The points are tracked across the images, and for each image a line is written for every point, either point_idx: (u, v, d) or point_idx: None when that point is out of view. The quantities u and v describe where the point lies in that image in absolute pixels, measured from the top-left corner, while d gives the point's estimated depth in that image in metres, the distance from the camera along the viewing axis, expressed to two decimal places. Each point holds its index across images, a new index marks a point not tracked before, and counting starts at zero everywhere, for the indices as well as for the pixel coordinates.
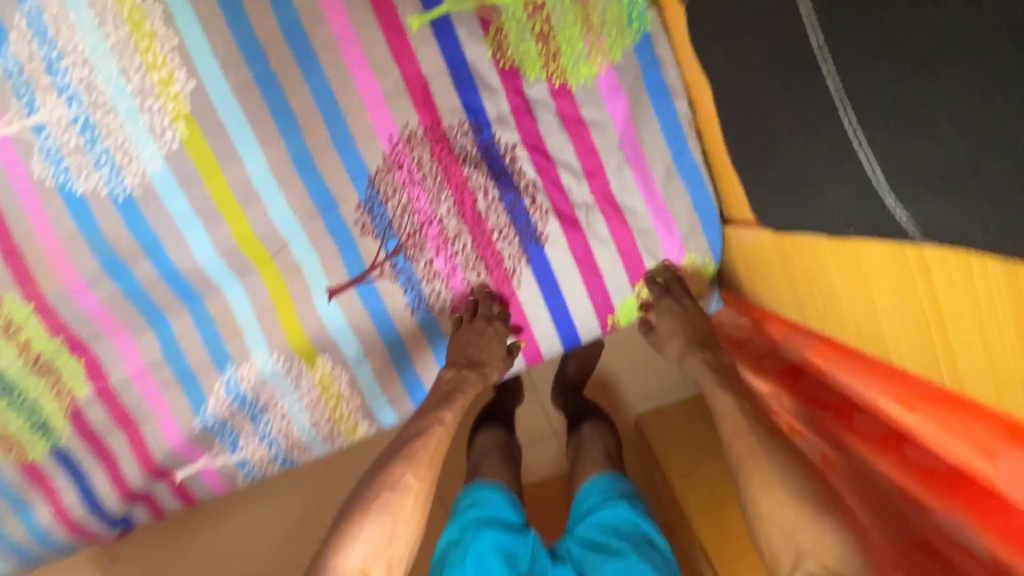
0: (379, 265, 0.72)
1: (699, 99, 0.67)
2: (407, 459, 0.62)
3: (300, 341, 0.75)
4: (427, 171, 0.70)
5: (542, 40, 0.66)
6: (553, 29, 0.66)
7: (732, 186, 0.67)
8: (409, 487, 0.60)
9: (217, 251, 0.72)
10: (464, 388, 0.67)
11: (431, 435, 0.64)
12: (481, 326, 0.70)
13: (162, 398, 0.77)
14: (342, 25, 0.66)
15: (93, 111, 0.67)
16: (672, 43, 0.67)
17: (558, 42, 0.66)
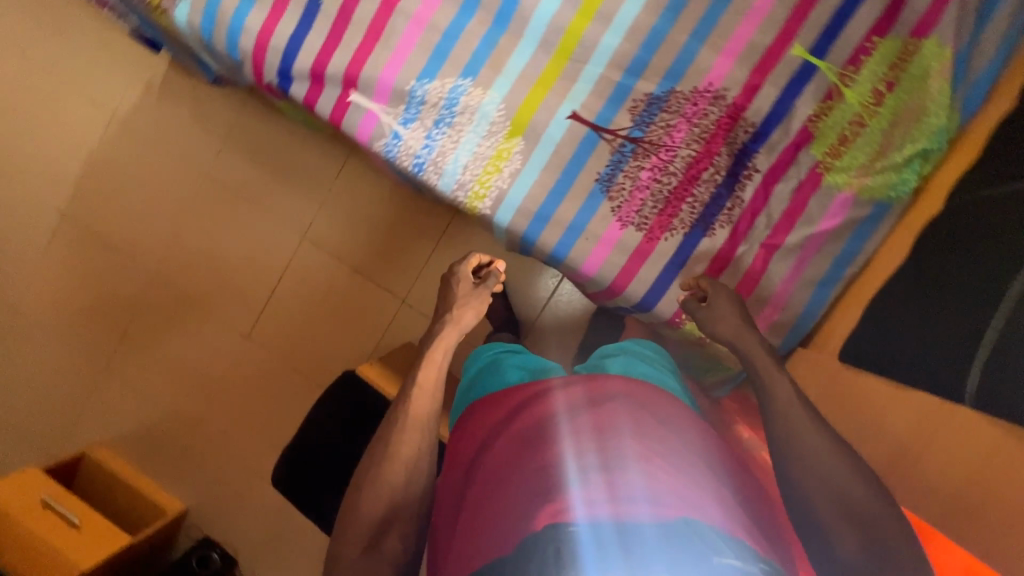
0: (615, 135, 0.88)
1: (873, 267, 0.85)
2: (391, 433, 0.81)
3: (523, 117, 0.89)
4: (704, 124, 0.87)
5: (840, 141, 0.86)
6: (852, 142, 0.85)
7: (834, 328, 0.86)
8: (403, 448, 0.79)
9: (551, 19, 0.87)
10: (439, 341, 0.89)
11: (416, 405, 0.82)
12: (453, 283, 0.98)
13: (411, 46, 0.89)
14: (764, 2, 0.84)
15: None
16: (895, 225, 0.86)
17: (845, 151, 0.86)
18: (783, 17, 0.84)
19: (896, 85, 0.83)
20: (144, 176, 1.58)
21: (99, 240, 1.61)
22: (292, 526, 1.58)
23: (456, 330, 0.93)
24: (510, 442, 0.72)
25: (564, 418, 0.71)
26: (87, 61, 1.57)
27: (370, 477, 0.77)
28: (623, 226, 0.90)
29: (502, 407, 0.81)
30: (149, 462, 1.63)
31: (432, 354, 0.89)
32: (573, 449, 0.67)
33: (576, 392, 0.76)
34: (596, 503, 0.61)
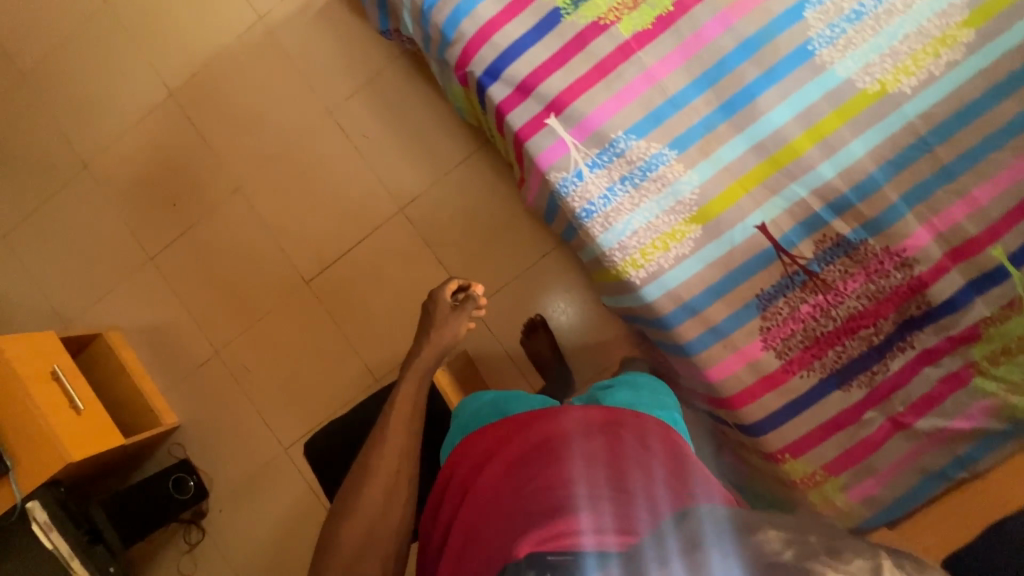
0: (794, 260, 0.87)
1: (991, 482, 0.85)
2: (366, 466, 0.87)
3: (712, 209, 0.87)
4: (882, 284, 0.86)
5: (1004, 349, 0.84)
6: (1016, 355, 0.83)
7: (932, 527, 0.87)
8: (383, 470, 0.87)
9: (776, 129, 0.86)
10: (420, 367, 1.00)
11: (393, 427, 0.91)
12: (434, 308, 1.08)
13: (631, 98, 0.87)
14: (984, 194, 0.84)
15: (871, 15, 0.84)
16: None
17: (1006, 361, 0.84)
18: (996, 215, 0.83)
19: None
20: (265, 87, 1.53)
21: (194, 133, 1.56)
22: (270, 480, 1.53)
23: (433, 350, 1.03)
24: (521, 466, 0.77)
25: (573, 449, 0.76)
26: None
27: (349, 503, 0.84)
28: (765, 348, 0.88)
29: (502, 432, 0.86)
30: (156, 363, 1.56)
31: (410, 379, 0.98)
32: (583, 478, 0.71)
33: (588, 424, 0.81)
34: (604, 530, 0.64)
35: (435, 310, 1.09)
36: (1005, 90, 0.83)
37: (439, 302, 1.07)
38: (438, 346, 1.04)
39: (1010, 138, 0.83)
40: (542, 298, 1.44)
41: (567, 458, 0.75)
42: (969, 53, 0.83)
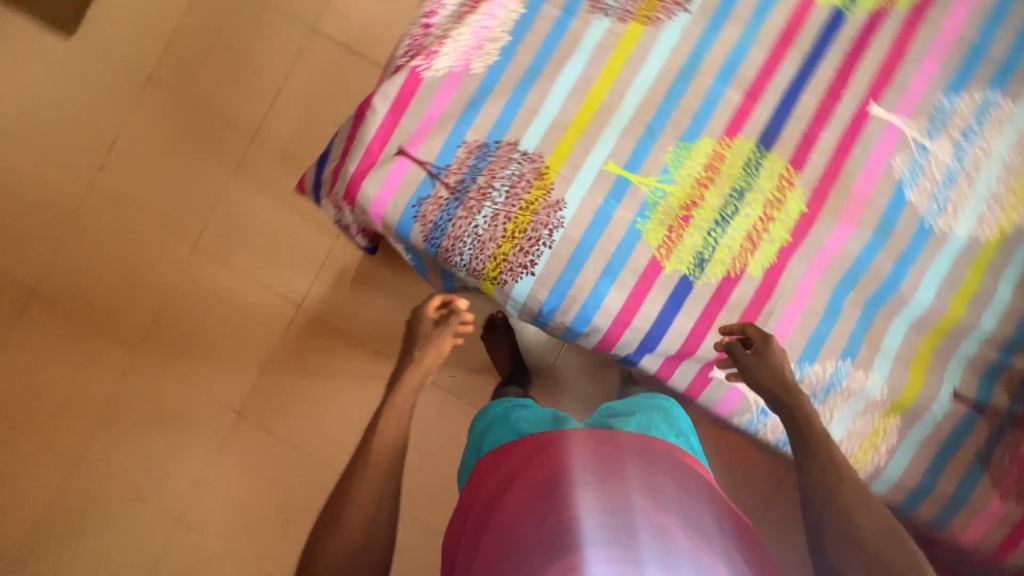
0: (994, 411, 0.90)
1: None
2: (357, 483, 0.76)
3: (906, 397, 0.90)
4: None
5: None
6: None
7: None
8: (373, 476, 0.76)
9: (927, 304, 0.89)
10: (407, 376, 0.92)
11: (383, 437, 0.81)
12: (420, 331, 0.97)
13: (789, 331, 0.89)
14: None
15: (961, 173, 0.89)
16: None
17: None
18: None
19: None
20: (330, 365, 1.49)
21: (279, 440, 1.49)
22: None
23: (419, 369, 0.93)
24: (524, 493, 0.68)
25: (582, 476, 0.68)
26: (281, 242, 1.49)
27: (338, 517, 0.74)
28: (1004, 499, 0.90)
29: (507, 454, 0.77)
30: None
31: (402, 389, 0.89)
32: (593, 503, 0.64)
33: (588, 445, 0.73)
34: (621, 565, 0.58)
35: (422, 334, 0.97)
36: None
37: (423, 319, 0.98)
38: (424, 366, 0.94)
39: None
40: None
41: (572, 478, 0.67)
42: None
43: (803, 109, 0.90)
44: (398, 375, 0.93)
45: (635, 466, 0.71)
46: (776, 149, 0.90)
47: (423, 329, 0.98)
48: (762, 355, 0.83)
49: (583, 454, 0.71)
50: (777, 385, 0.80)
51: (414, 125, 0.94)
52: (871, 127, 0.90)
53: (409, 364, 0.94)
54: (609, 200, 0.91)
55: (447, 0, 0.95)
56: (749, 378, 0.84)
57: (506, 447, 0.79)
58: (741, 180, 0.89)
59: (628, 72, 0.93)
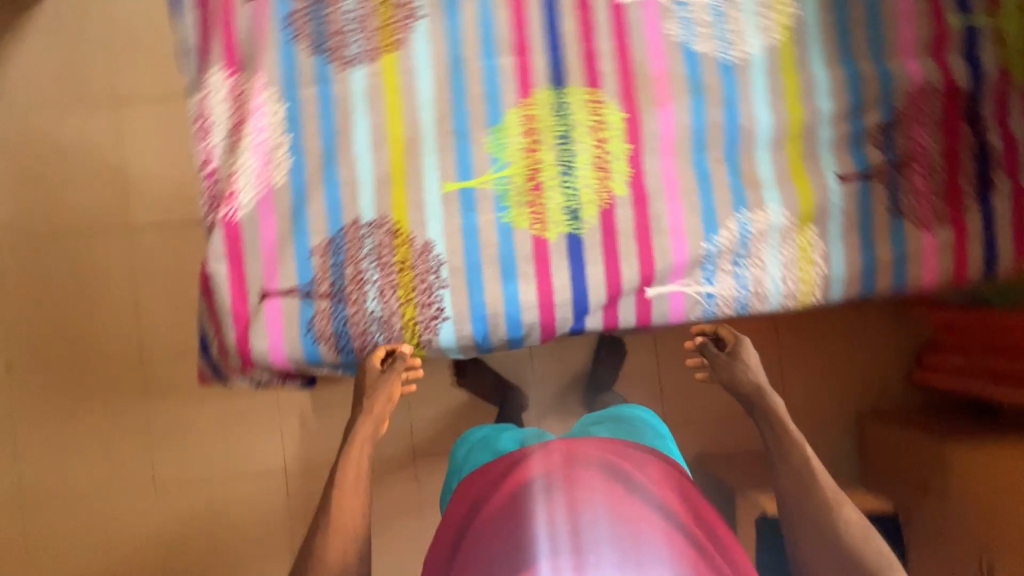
0: (879, 169, 0.95)
1: None
2: (326, 534, 0.88)
3: (806, 207, 0.94)
4: (932, 117, 0.95)
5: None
6: None
7: None
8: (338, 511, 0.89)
9: (771, 122, 0.93)
10: (359, 425, 0.97)
11: (347, 489, 0.92)
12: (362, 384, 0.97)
13: (682, 219, 0.91)
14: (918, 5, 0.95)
15: (723, 3, 0.94)
16: None
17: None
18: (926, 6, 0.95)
19: None
20: None
21: None
22: None
23: (370, 418, 0.98)
24: (498, 506, 0.87)
25: (542, 486, 0.87)
26: (230, 429, 1.43)
27: (312, 557, 0.87)
28: (931, 232, 0.96)
29: (489, 468, 0.97)
30: None
31: (357, 440, 0.97)
32: (547, 513, 0.83)
33: (554, 459, 0.91)
34: (563, 557, 0.79)
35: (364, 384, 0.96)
36: None
37: (367, 366, 0.94)
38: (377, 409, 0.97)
39: None
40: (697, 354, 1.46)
41: (538, 490, 0.86)
42: None
43: (568, 32, 0.92)
44: (352, 423, 0.99)
45: (598, 469, 0.89)
46: (570, 81, 0.92)
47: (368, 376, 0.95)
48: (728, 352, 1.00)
49: (546, 474, 0.88)
50: (745, 379, 0.98)
51: (259, 264, 0.91)
52: (631, 12, 0.93)
53: (360, 412, 0.98)
54: (465, 214, 0.91)
55: (212, 139, 0.92)
56: (726, 375, 0.99)
57: (488, 469, 0.96)
58: (560, 127, 0.91)
59: (408, 98, 0.93)
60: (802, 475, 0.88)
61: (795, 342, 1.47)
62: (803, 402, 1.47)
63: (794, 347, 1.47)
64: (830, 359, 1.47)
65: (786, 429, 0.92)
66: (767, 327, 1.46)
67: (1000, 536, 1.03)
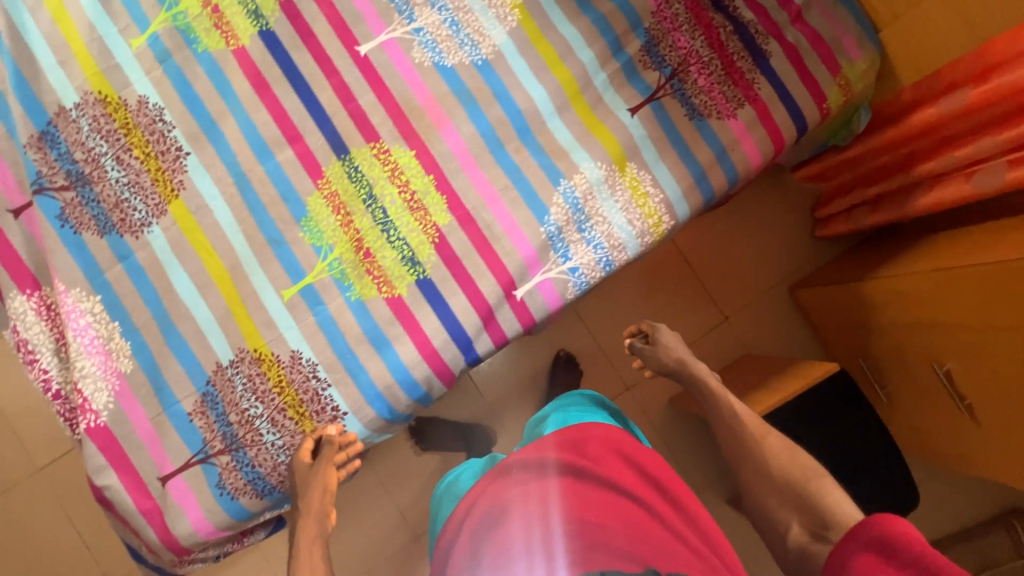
0: (662, 86, 0.98)
1: None
2: None
3: (616, 150, 0.96)
4: (685, 21, 1.00)
5: None
6: None
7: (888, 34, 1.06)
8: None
9: (547, 93, 0.96)
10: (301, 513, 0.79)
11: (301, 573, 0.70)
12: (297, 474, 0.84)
13: (511, 217, 0.93)
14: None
15: (454, 11, 0.97)
16: None
17: None
18: None
19: None
20: None
21: None
22: None
23: (309, 510, 0.80)
24: (474, 523, 0.77)
25: (514, 494, 0.77)
26: None
27: None
28: (735, 117, 0.99)
29: (450, 524, 0.82)
30: None
31: (304, 522, 0.78)
32: (516, 523, 0.72)
33: (520, 471, 0.81)
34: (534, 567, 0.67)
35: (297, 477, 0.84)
36: None
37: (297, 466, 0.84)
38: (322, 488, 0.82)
39: None
40: (625, 311, 1.47)
41: (510, 502, 0.76)
42: None
43: (329, 103, 0.94)
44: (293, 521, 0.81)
45: (555, 461, 0.80)
46: (351, 146, 0.93)
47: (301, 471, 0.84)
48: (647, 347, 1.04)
49: (515, 486, 0.78)
50: (672, 363, 1.01)
51: (145, 453, 0.88)
52: (376, 58, 0.95)
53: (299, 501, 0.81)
54: (316, 310, 0.91)
55: (44, 360, 0.89)
56: (655, 365, 1.03)
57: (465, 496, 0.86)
58: (362, 190, 0.92)
59: (212, 231, 0.92)
60: (729, 421, 0.92)
61: (704, 257, 1.50)
62: (739, 306, 1.50)
63: (704, 260, 1.50)
64: (743, 256, 1.50)
65: (716, 393, 0.96)
66: (673, 255, 1.49)
67: (941, 341, 1.09)
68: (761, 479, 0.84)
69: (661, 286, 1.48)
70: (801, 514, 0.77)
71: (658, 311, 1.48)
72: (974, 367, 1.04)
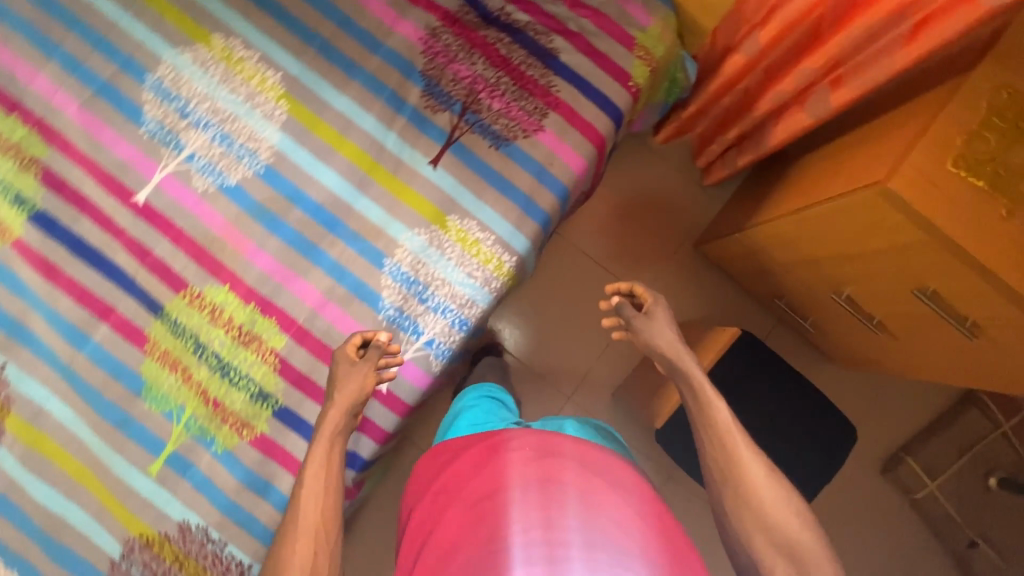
0: (457, 125, 0.93)
1: None
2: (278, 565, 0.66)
3: (431, 210, 0.91)
4: (458, 48, 0.93)
5: None
6: None
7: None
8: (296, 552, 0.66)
9: (341, 176, 0.91)
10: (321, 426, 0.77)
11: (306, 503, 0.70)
12: (343, 365, 0.81)
13: (347, 318, 0.88)
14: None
15: (220, 123, 0.91)
16: None
17: None
18: None
19: None
20: None
21: None
22: None
23: (338, 410, 0.78)
24: (523, 449, 0.75)
25: (567, 474, 0.72)
26: None
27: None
28: (543, 131, 0.94)
29: (485, 440, 0.80)
30: None
31: (318, 445, 0.75)
32: (572, 506, 0.68)
33: (565, 451, 0.76)
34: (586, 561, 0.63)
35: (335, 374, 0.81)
36: None
37: (337, 360, 0.81)
38: (345, 413, 0.78)
39: None
40: (540, 323, 1.43)
41: (556, 467, 0.73)
42: (235, 34, 0.93)
43: (127, 264, 0.89)
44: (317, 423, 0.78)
45: (601, 464, 0.76)
46: (163, 300, 0.88)
47: (342, 368, 0.81)
48: (637, 320, 0.88)
49: (568, 461, 0.74)
50: (662, 346, 0.85)
51: None
52: (158, 202, 0.90)
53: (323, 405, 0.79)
54: (188, 475, 0.88)
55: None
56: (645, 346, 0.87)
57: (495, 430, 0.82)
58: (188, 342, 0.88)
59: (56, 433, 0.88)
60: (717, 433, 0.74)
61: (603, 243, 1.45)
62: (651, 278, 1.45)
63: (602, 246, 1.46)
64: (639, 228, 1.46)
65: (711, 402, 0.76)
66: (572, 251, 1.45)
67: (831, 274, 1.04)
68: (746, 510, 0.68)
69: (571, 285, 1.44)
70: (785, 562, 0.65)
71: (576, 312, 1.44)
72: (872, 292, 0.99)
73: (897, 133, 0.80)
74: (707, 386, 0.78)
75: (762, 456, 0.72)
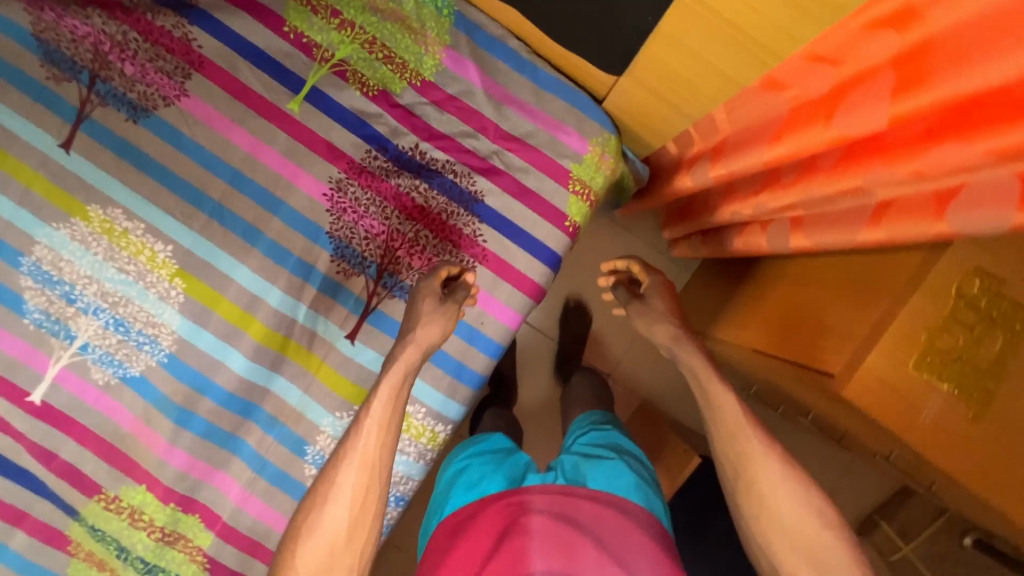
0: (374, 290, 0.83)
1: (548, 49, 0.82)
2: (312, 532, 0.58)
3: (352, 389, 0.83)
4: (367, 202, 0.83)
5: (404, 70, 0.82)
6: (406, 59, 0.82)
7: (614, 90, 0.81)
8: (346, 500, 0.59)
9: (251, 359, 0.83)
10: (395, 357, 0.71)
11: (362, 447, 0.62)
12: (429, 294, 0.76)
13: (273, 512, 0.84)
14: (256, 125, 0.81)
15: (113, 306, 0.82)
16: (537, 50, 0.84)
17: (414, 68, 0.82)
18: (258, 119, 0.82)
19: (335, 5, 0.81)
20: None
21: None
22: None
23: (416, 346, 0.72)
24: (542, 522, 0.69)
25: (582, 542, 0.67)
26: None
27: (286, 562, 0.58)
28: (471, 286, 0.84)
29: (495, 514, 0.73)
30: None
31: (393, 370, 0.69)
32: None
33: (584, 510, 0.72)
34: None
35: (417, 296, 0.77)
36: (137, 154, 0.81)
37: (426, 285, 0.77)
38: (423, 351, 0.72)
39: (182, 134, 0.81)
40: None
41: (572, 536, 0.67)
42: (114, 202, 0.81)
43: (33, 467, 0.83)
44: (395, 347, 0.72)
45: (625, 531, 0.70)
46: (79, 504, 0.83)
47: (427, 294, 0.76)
48: (657, 323, 0.84)
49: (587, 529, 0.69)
50: (661, 336, 0.84)
51: None
52: (57, 399, 0.82)
53: (399, 342, 0.72)
54: None
55: None
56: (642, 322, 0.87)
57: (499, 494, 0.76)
58: (110, 546, 0.83)
59: None
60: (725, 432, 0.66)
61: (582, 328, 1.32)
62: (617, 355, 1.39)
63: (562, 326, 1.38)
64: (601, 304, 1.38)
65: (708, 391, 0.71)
66: (548, 342, 1.36)
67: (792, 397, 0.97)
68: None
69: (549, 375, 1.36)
70: None
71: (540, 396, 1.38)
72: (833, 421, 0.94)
73: (857, 308, 0.70)
74: (712, 375, 0.72)
75: (777, 449, 0.63)
